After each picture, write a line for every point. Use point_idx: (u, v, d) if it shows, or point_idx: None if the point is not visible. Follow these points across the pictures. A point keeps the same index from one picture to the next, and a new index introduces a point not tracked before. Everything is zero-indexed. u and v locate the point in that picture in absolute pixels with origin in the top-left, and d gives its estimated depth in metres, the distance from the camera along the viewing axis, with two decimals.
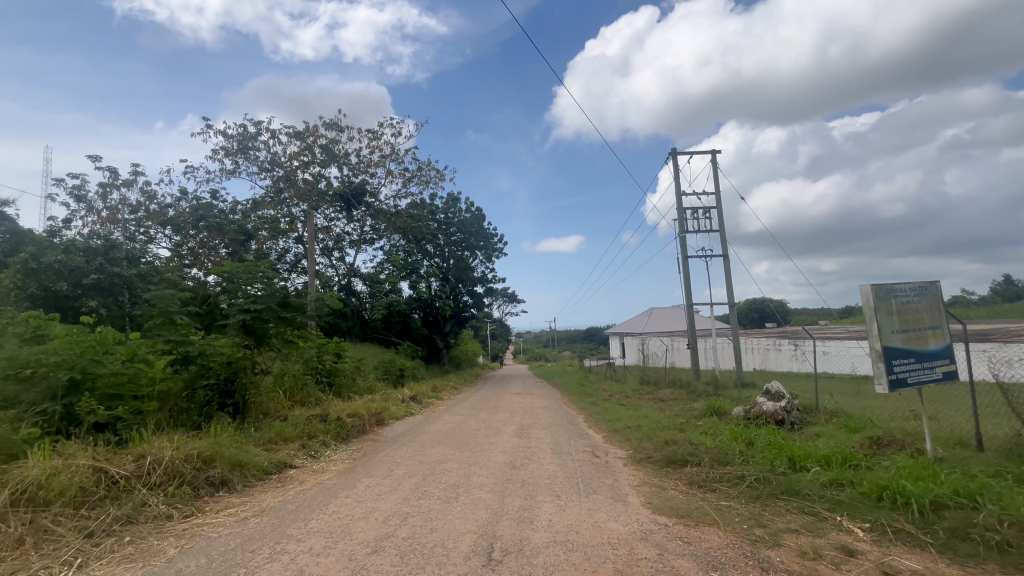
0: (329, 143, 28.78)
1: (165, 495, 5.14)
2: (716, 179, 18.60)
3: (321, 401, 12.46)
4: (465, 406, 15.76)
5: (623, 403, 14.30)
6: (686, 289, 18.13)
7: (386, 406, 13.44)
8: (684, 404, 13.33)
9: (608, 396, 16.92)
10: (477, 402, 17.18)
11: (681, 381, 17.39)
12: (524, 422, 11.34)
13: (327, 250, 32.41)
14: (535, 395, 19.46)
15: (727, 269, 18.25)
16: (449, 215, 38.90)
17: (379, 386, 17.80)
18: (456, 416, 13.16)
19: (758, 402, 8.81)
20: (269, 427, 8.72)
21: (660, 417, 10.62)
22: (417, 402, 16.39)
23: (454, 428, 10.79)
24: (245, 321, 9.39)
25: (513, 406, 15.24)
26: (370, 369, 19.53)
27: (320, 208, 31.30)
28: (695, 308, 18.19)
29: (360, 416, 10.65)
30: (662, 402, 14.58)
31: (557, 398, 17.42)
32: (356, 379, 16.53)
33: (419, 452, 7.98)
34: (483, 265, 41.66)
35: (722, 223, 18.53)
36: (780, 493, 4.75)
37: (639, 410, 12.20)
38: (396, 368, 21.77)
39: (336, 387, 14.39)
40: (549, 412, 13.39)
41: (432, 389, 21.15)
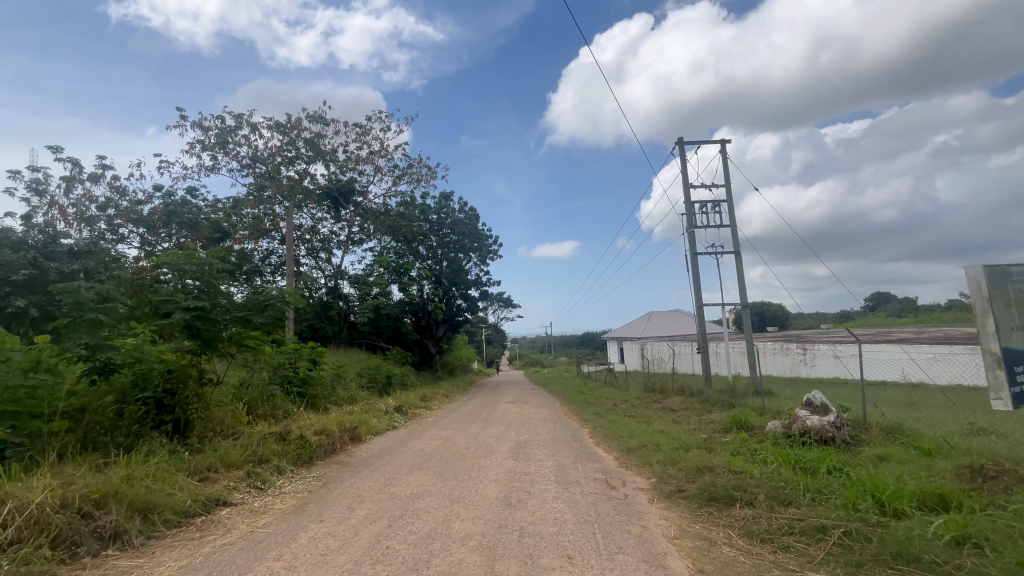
0: (314, 137, 27.34)
1: (10, 564, 3.65)
2: (726, 170, 17.35)
3: (290, 413, 10.95)
4: (457, 417, 14.25)
5: (630, 415, 12.85)
6: (695, 288, 16.76)
7: (364, 420, 11.93)
8: (701, 416, 11.89)
9: (612, 405, 15.50)
10: (469, 413, 15.65)
11: (692, 389, 15.99)
12: (520, 439, 9.85)
13: (313, 252, 30.96)
14: (532, 404, 17.98)
15: (739, 267, 16.92)
16: (442, 215, 37.51)
17: (362, 396, 16.28)
18: (446, 430, 11.70)
19: (801, 416, 7.34)
20: (211, 451, 7.19)
21: (678, 433, 9.17)
22: (402, 413, 14.85)
23: (439, 447, 9.28)
24: (189, 322, 7.89)
25: (507, 417, 13.75)
26: (352, 376, 17.95)
27: (305, 206, 30.01)
28: (705, 308, 16.82)
29: (330, 432, 9.13)
30: (673, 413, 13.12)
31: (557, 408, 15.96)
32: (334, 388, 15.00)
33: (393, 481, 6.49)
34: (477, 268, 40.25)
35: (733, 217, 17.23)
36: (892, 559, 3.32)
37: (652, 423, 10.76)
38: (382, 377, 20.18)
39: (309, 396, 12.88)
40: (549, 424, 11.94)
41: (421, 398, 19.61)
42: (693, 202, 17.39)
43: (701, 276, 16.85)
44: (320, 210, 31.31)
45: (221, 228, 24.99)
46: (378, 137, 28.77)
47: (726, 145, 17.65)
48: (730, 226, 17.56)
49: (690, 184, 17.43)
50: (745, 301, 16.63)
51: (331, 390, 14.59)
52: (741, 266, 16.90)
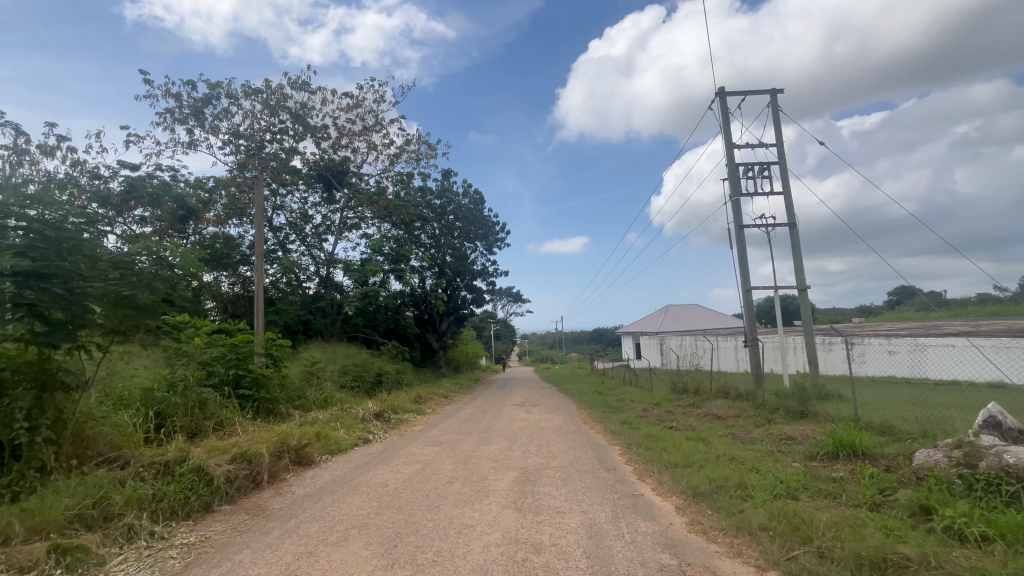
0: (300, 108, 24.50)
1: None
2: (777, 125, 14.33)
3: (224, 426, 8.28)
4: (450, 428, 11.44)
5: (670, 426, 10.02)
6: (741, 269, 13.78)
7: (326, 432, 9.27)
8: (767, 431, 8.99)
9: (642, 411, 12.65)
10: (468, 420, 12.96)
11: (740, 392, 13.05)
12: (529, 465, 7.04)
13: (304, 238, 28.48)
14: (542, 408, 15.16)
15: (795, 242, 13.90)
16: (444, 200, 34.90)
17: (338, 397, 13.65)
18: (433, 447, 8.90)
19: (993, 450, 4.46)
20: (27, 502, 4.49)
21: (756, 460, 6.31)
22: (384, 420, 12.16)
23: (411, 479, 6.51)
24: (12, 295, 5.09)
25: (511, 427, 11.00)
26: (329, 373, 15.28)
27: (293, 187, 27.66)
28: (753, 293, 13.85)
29: (257, 457, 6.37)
30: (723, 425, 10.24)
31: (573, 414, 13.15)
32: (298, 389, 12.30)
33: (303, 565, 3.71)
34: (483, 257, 37.48)
35: (785, 182, 14.24)
36: None
37: (704, 442, 7.95)
38: (370, 380, 17.54)
39: (262, 402, 10.21)
40: (569, 440, 9.16)
41: (413, 399, 16.91)
42: (737, 165, 14.45)
43: (749, 255, 13.86)
44: (312, 192, 28.99)
45: (184, 203, 23.01)
46: (372, 110, 26.12)
47: (777, 95, 14.62)
48: (782, 193, 14.57)
49: (733, 143, 14.48)
50: (803, 285, 13.65)
51: (292, 391, 11.91)
52: (798, 241, 13.88)
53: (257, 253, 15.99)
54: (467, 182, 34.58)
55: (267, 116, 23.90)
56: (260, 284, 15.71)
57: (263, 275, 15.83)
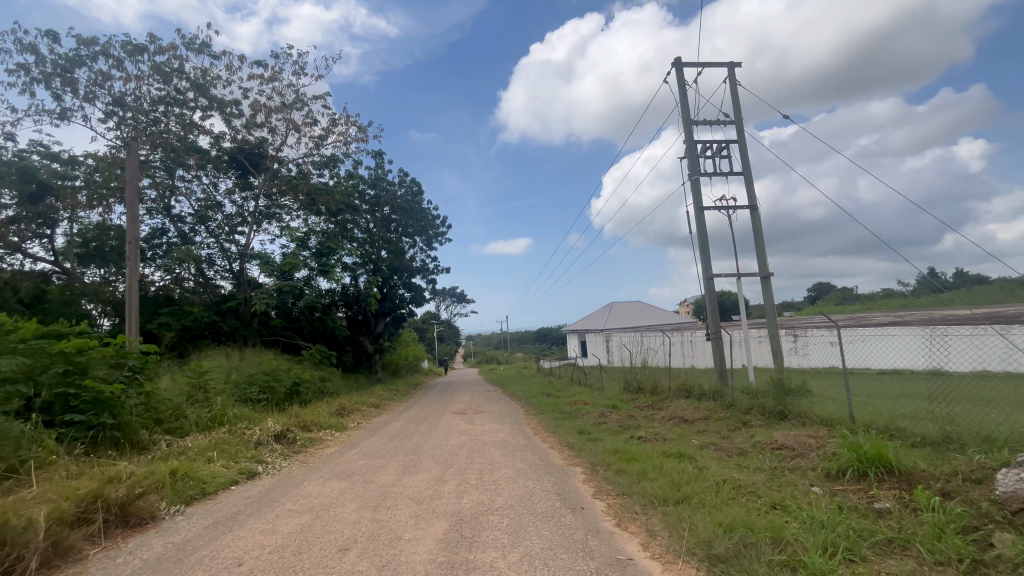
0: (203, 77, 21.04)
1: None
2: (735, 100, 13.32)
3: (15, 475, 5.68)
4: (371, 449, 9.20)
5: (637, 435, 8.43)
6: (703, 255, 12.57)
7: (192, 467, 6.87)
8: (750, 438, 7.60)
9: (600, 416, 11.13)
10: (397, 436, 10.80)
11: (704, 391, 11.82)
12: (467, 509, 5.08)
13: (211, 229, 24.67)
14: (486, 416, 13.30)
15: (758, 226, 12.91)
16: (378, 191, 32.21)
17: (234, 413, 11.04)
18: (338, 483, 6.66)
19: None
20: None
21: (768, 487, 4.72)
22: (288, 441, 9.71)
23: (284, 549, 4.32)
24: None
25: (448, 446, 9.02)
26: (223, 386, 12.48)
27: (199, 171, 24.03)
28: (715, 282, 12.73)
29: (35, 525, 4.09)
30: (695, 431, 8.84)
31: (520, 423, 11.36)
32: (171, 409, 9.59)
33: None
34: (422, 252, 35.02)
35: (746, 163, 13.20)
36: None
37: (687, 457, 6.38)
38: (281, 392, 14.80)
39: (101, 430, 7.52)
40: (516, 462, 7.28)
41: (335, 411, 14.48)
42: (695, 142, 13.31)
43: (709, 239, 12.70)
44: (222, 177, 25.09)
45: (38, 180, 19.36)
46: (292, 84, 22.96)
47: (735, 69, 13.62)
48: (741, 174, 13.58)
49: (690, 119, 13.33)
50: (765, 272, 12.68)
51: (158, 412, 9.19)
52: (759, 225, 12.91)
53: (128, 239, 12.66)
54: (403, 171, 32.06)
55: (158, 83, 20.19)
56: (132, 279, 12.52)
57: (136, 268, 12.56)
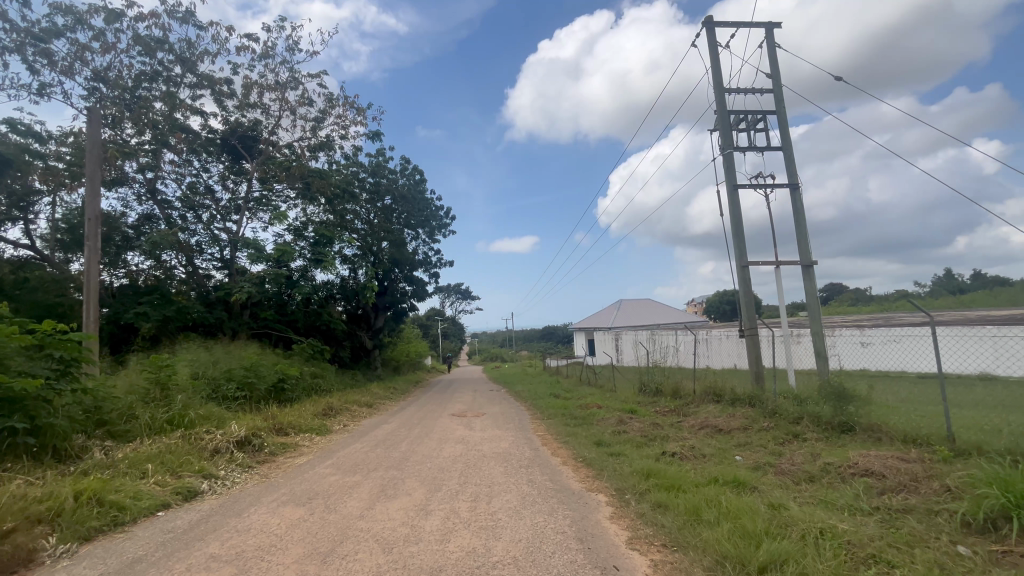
0: (189, 50, 19.65)
1: None
2: (774, 65, 11.71)
3: None
4: (348, 461, 7.74)
5: (669, 450, 6.90)
6: (736, 240, 11.00)
7: (112, 485, 5.47)
8: (814, 459, 6.07)
9: (618, 422, 9.68)
10: (384, 443, 9.37)
11: (737, 396, 10.29)
12: (452, 564, 3.60)
13: (201, 216, 23.44)
14: (487, 420, 11.84)
15: (799, 208, 11.30)
16: (379, 179, 30.85)
17: (199, 412, 9.67)
18: (292, 509, 5.21)
19: None
20: None
21: (895, 548, 3.20)
22: (254, 449, 8.26)
23: None
24: None
25: (440, 458, 7.56)
26: (192, 385, 11.08)
27: (188, 154, 22.80)
28: (750, 271, 11.13)
29: None
30: (737, 448, 7.32)
31: (525, 429, 9.89)
32: (117, 410, 8.24)
33: None
34: (424, 245, 33.62)
35: (785, 136, 11.59)
36: None
37: (748, 488, 4.84)
38: (262, 390, 13.39)
39: (11, 437, 6.16)
40: (522, 486, 5.78)
41: (321, 411, 13.12)
42: (728, 113, 11.72)
43: (744, 222, 11.13)
44: (212, 161, 23.87)
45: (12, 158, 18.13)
46: (286, 62, 21.47)
47: (774, 30, 11.98)
48: (779, 150, 11.98)
49: (722, 86, 11.74)
50: (808, 261, 11.07)
51: (98, 414, 7.85)
52: (800, 208, 11.31)
53: (89, 217, 11.28)
54: (405, 159, 30.61)
55: (140, 55, 18.86)
56: (92, 262, 11.14)
57: (97, 250, 11.18)
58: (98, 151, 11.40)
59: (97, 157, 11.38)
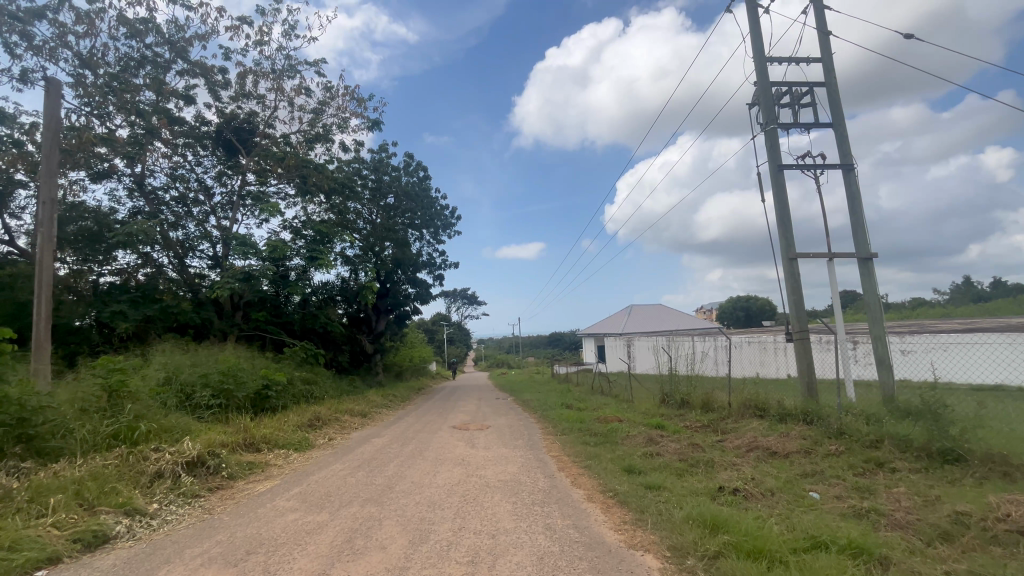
0: (178, 33, 18.42)
1: None
2: (823, 30, 10.23)
3: None
4: (319, 489, 6.25)
5: (726, 483, 5.36)
6: (782, 229, 9.47)
7: None
8: (932, 506, 4.51)
9: (646, 441, 8.19)
10: (370, 464, 7.90)
11: (786, 411, 8.74)
12: None
13: (192, 212, 22.25)
14: (493, 435, 10.34)
15: (855, 193, 9.76)
16: (381, 176, 29.59)
17: (156, 422, 8.25)
18: (218, 570, 3.75)
19: None
20: None
21: None
22: (209, 473, 6.78)
23: None
24: None
25: (432, 487, 6.04)
26: (153, 391, 9.64)
27: (179, 146, 21.59)
28: (798, 265, 9.56)
29: None
30: (808, 483, 5.77)
31: (536, 448, 8.39)
32: (45, 423, 6.83)
33: None
34: (429, 246, 32.26)
35: (836, 111, 10.08)
36: None
37: (870, 558, 3.31)
38: (242, 398, 11.96)
39: None
40: (537, 538, 4.25)
41: (306, 422, 11.70)
42: (770, 86, 10.24)
43: (790, 209, 9.61)
44: (205, 155, 22.71)
45: None
46: (282, 48, 20.23)
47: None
48: (828, 128, 10.45)
49: (763, 56, 10.29)
50: (865, 254, 9.50)
51: (16, 429, 6.49)
52: (855, 192, 9.78)
53: (44, 201, 9.99)
54: (409, 156, 29.32)
55: (125, 38, 17.71)
56: (46, 251, 9.82)
57: (52, 239, 9.89)
58: (55, 128, 10.15)
59: (54, 135, 10.13)
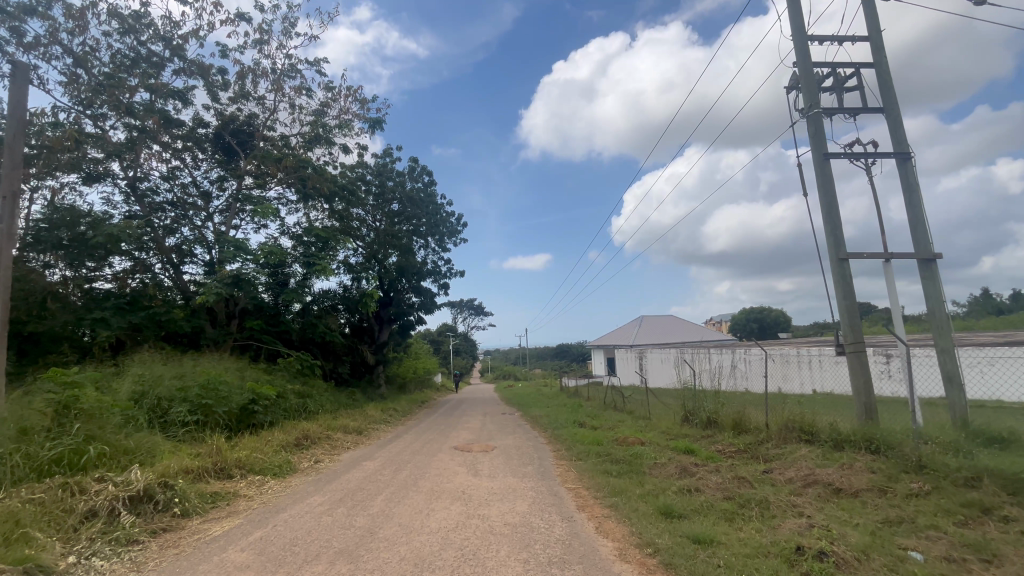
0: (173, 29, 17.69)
1: None
2: (871, 6, 9.15)
3: None
4: (284, 535, 5.07)
5: (804, 539, 4.11)
6: (830, 226, 8.29)
7: None
8: None
9: (678, 471, 7.01)
10: (355, 496, 6.72)
11: (840, 436, 7.53)
12: None
13: (188, 217, 21.38)
14: (498, 458, 9.14)
15: (912, 186, 8.58)
16: (385, 181, 28.74)
17: (110, 444, 7.14)
18: None
19: None
20: None
21: None
22: (156, 511, 5.62)
23: None
24: None
25: (423, 534, 4.87)
26: (116, 407, 8.55)
27: (175, 149, 20.84)
28: (849, 267, 8.34)
29: None
30: (898, 537, 4.54)
31: (548, 478, 7.22)
32: None
33: None
34: (433, 254, 31.30)
35: (888, 96, 8.95)
36: None
37: None
38: (223, 414, 10.86)
39: None
40: None
41: (293, 441, 10.60)
42: (813, 67, 9.13)
43: (838, 202, 8.45)
44: (203, 159, 21.95)
45: None
46: (283, 47, 19.51)
47: None
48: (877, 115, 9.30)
49: (803, 35, 9.21)
50: (927, 254, 8.29)
51: None
52: (912, 184, 8.61)
53: (5, 196, 9.03)
54: (414, 160, 28.52)
55: (119, 35, 17.03)
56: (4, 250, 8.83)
57: (12, 237, 8.92)
58: (21, 116, 9.24)
59: (20, 123, 9.23)
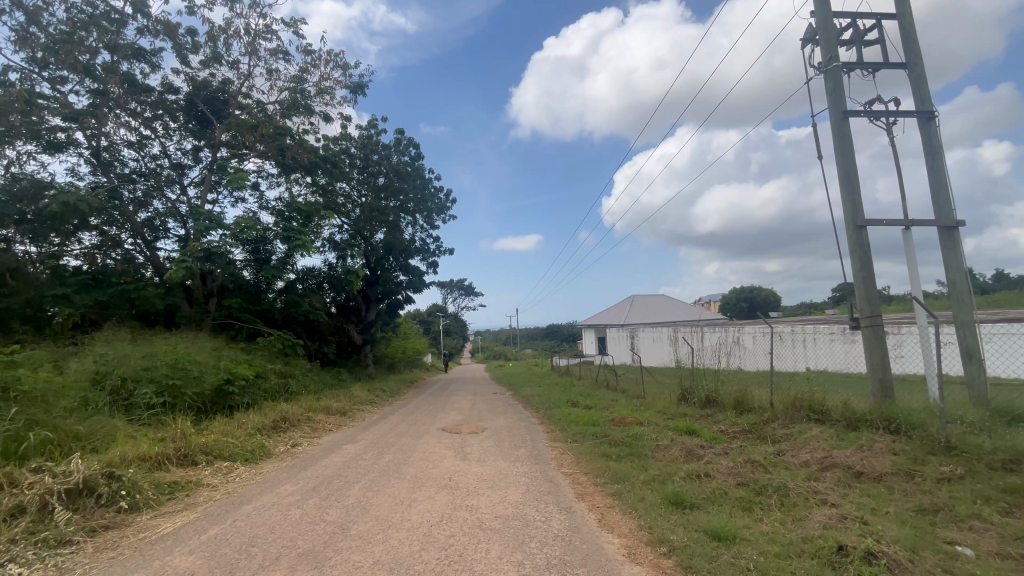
0: None
1: None
2: None
3: None
4: (244, 533, 4.42)
5: (842, 535, 3.57)
6: (847, 192, 7.67)
7: None
8: None
9: (682, 453, 6.51)
10: (330, 486, 6.08)
11: (854, 415, 7.06)
12: None
13: (160, 189, 20.20)
14: (489, 441, 8.56)
15: (936, 149, 7.94)
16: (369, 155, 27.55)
17: (56, 430, 6.41)
18: None
19: None
20: None
21: None
22: (99, 505, 4.94)
23: None
24: None
25: (403, 530, 4.27)
26: (69, 389, 7.78)
27: (143, 116, 19.53)
28: (867, 235, 7.75)
29: None
30: (940, 529, 4.04)
31: (543, 462, 6.68)
32: None
33: None
34: (421, 231, 30.33)
35: (911, 50, 8.23)
36: None
37: None
38: (194, 396, 10.14)
39: None
40: None
41: (270, 423, 9.97)
42: (832, 18, 8.35)
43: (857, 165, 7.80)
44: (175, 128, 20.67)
45: None
46: (256, 6, 18.15)
47: None
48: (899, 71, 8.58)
49: None
50: (950, 222, 7.71)
51: None
52: (935, 146, 7.98)
53: None
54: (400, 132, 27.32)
55: None
56: None
57: None
58: None
59: None
